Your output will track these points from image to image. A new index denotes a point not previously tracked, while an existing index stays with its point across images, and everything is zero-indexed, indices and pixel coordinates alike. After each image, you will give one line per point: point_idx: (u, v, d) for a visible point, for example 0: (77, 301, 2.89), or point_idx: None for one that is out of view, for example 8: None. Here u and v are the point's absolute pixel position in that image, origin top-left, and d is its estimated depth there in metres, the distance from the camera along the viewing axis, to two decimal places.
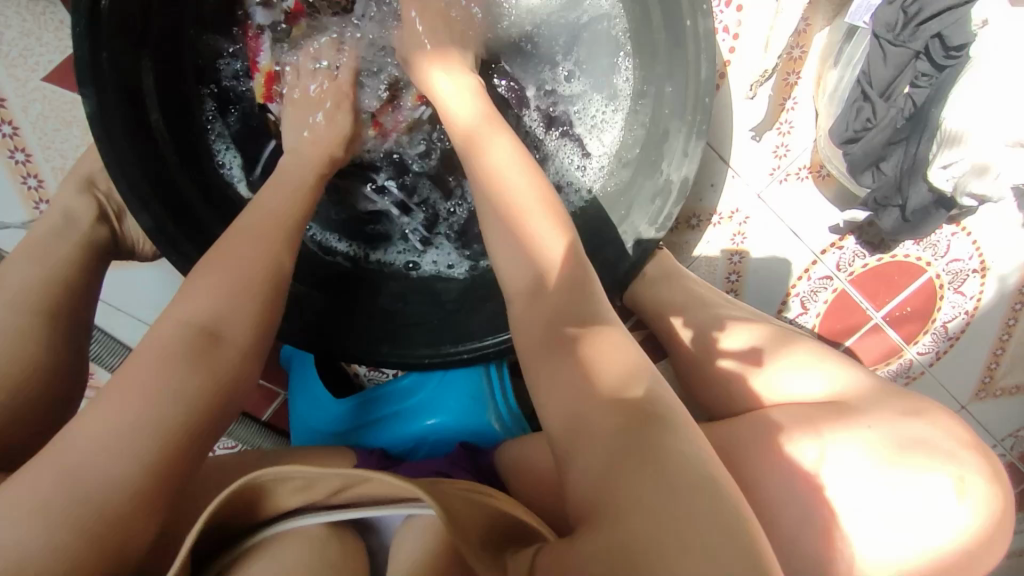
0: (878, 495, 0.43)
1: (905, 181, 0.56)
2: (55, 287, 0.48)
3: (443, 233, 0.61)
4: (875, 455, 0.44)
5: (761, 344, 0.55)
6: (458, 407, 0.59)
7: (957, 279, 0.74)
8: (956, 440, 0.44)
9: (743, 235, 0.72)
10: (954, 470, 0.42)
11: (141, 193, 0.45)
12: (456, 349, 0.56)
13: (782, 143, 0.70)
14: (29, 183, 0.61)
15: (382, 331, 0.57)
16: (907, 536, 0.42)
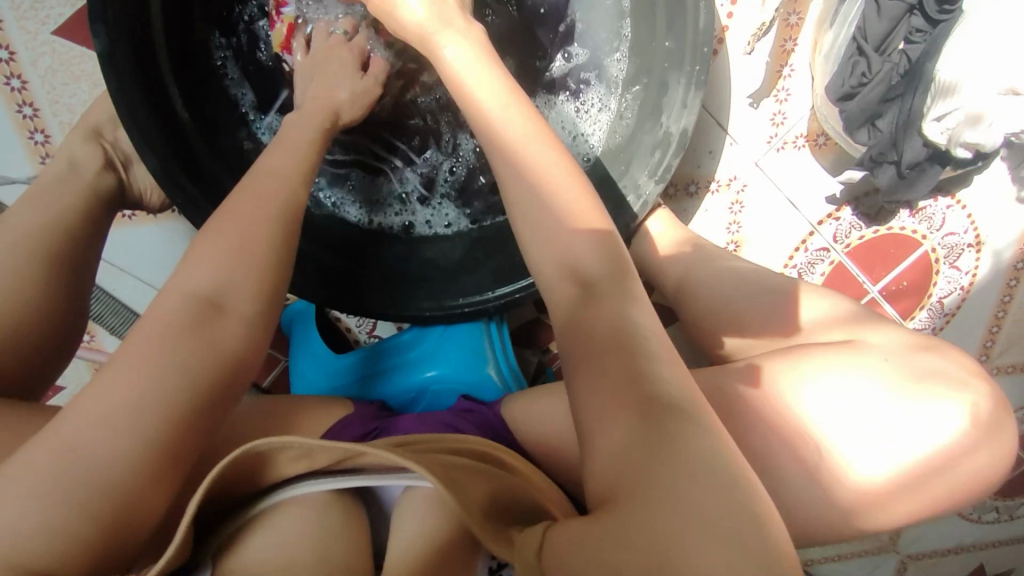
0: (874, 412, 0.41)
1: (900, 136, 0.57)
2: (57, 234, 0.54)
3: (443, 192, 0.65)
4: (874, 377, 0.42)
5: (747, 290, 0.57)
6: (459, 359, 0.63)
7: (952, 254, 0.82)
8: (964, 370, 0.42)
9: (741, 204, 0.75)
10: (961, 399, 0.41)
11: (151, 137, 0.49)
12: (457, 301, 0.60)
13: (779, 111, 0.71)
14: (36, 138, 0.63)
15: (389, 285, 0.61)
16: (897, 450, 0.40)
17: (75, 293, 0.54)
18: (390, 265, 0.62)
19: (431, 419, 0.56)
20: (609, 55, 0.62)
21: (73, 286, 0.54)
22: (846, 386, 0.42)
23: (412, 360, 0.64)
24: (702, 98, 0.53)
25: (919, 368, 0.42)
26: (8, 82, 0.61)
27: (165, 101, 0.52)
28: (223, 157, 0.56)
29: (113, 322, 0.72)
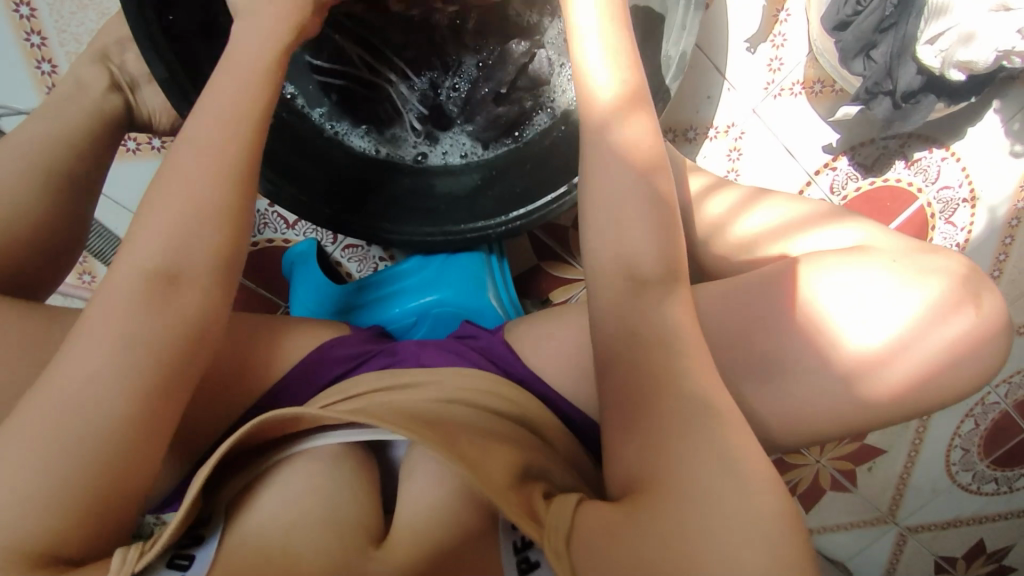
0: (866, 290, 0.41)
1: (895, 64, 0.58)
2: (64, 150, 0.54)
3: (448, 110, 0.66)
4: (868, 262, 0.42)
5: (742, 203, 0.54)
6: (458, 286, 0.63)
7: (947, 209, 0.83)
8: (952, 258, 0.42)
9: (739, 151, 0.76)
10: (938, 277, 0.41)
11: (157, 43, 0.50)
12: (460, 229, 0.61)
13: (776, 56, 0.72)
14: (43, 68, 0.64)
15: (392, 210, 0.62)
16: (885, 321, 0.40)
17: (81, 210, 0.55)
18: (398, 194, 0.63)
19: (429, 346, 0.57)
20: None
21: (79, 202, 0.55)
22: (843, 266, 0.43)
23: (410, 287, 0.65)
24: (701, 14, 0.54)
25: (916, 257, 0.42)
26: (17, 10, 0.62)
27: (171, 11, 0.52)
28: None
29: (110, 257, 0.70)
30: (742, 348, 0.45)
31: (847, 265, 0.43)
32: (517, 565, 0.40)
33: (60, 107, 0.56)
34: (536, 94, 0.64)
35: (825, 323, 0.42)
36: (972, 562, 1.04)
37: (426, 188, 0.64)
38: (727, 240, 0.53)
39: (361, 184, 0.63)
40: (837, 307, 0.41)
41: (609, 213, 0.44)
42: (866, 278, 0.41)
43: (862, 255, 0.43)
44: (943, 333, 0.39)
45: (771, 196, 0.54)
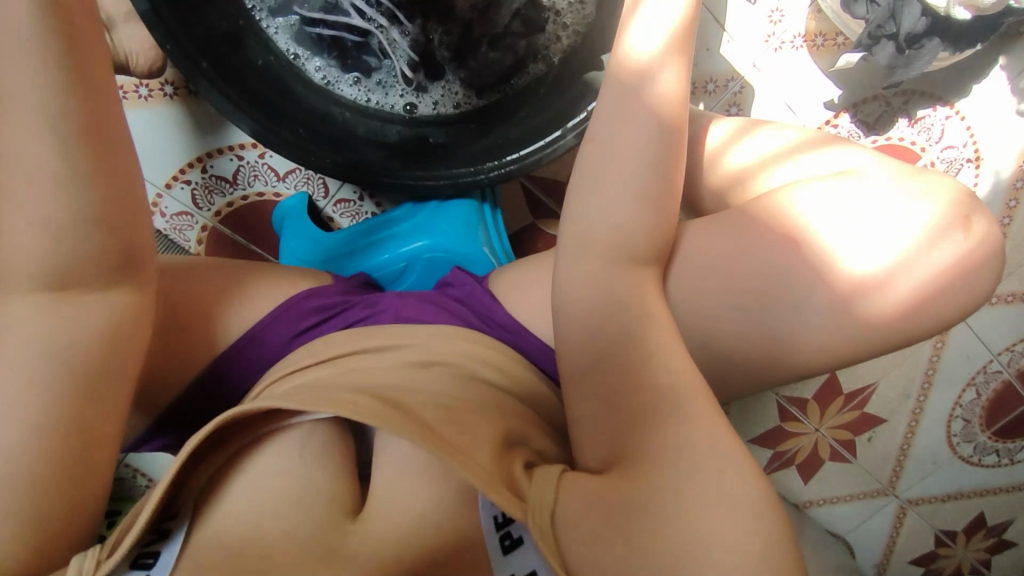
0: (871, 214, 0.41)
1: (899, 6, 0.56)
2: None
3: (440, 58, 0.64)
4: (876, 186, 0.43)
5: (746, 127, 0.53)
6: (450, 232, 0.62)
7: (951, 168, 0.81)
8: (954, 188, 0.43)
9: (739, 105, 0.75)
10: (943, 203, 0.42)
11: None
12: (448, 175, 0.60)
13: (777, 8, 0.71)
14: None
15: (380, 158, 0.61)
16: (887, 244, 0.41)
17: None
18: (389, 140, 0.63)
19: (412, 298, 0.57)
20: None
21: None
22: (848, 189, 0.43)
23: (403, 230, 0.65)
24: None
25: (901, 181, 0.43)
26: None
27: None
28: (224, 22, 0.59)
29: None
30: (726, 289, 0.44)
31: (855, 188, 0.43)
32: (500, 542, 0.41)
33: None
34: (530, 39, 0.62)
35: (825, 244, 0.42)
36: (972, 536, 1.03)
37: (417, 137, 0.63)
38: (715, 172, 0.52)
39: (350, 131, 0.62)
40: (834, 228, 0.42)
41: (618, 135, 0.42)
42: (866, 201, 0.42)
43: (860, 179, 0.44)
44: (935, 253, 0.41)
45: (774, 123, 0.53)
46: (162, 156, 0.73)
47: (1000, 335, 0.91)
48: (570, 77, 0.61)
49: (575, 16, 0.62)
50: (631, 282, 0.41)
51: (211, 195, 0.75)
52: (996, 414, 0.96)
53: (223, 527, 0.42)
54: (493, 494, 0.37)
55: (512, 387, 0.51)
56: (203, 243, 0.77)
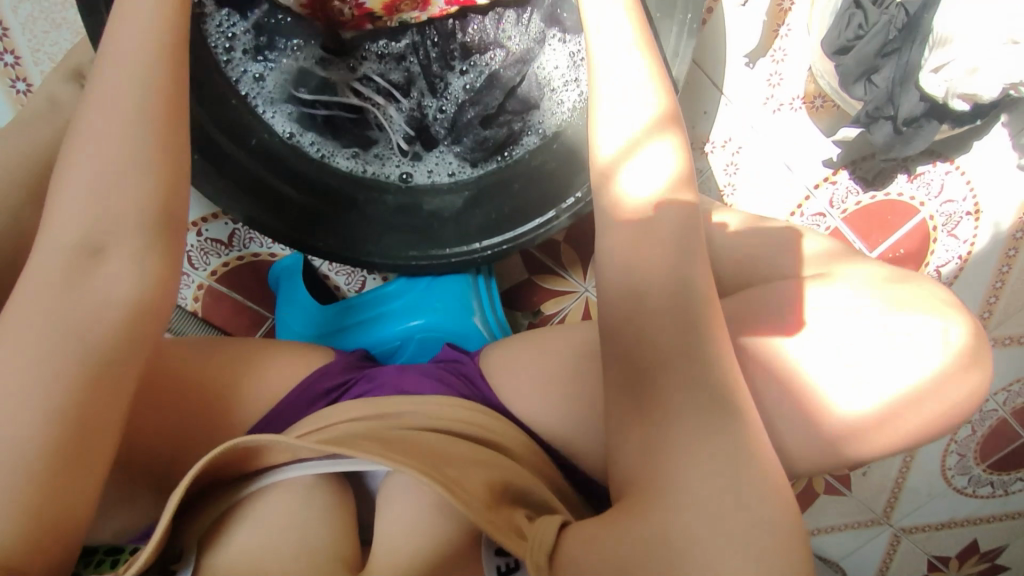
0: (862, 344, 0.39)
1: (897, 91, 0.56)
2: (41, 170, 0.50)
3: (436, 130, 0.63)
4: (867, 303, 0.40)
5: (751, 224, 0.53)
6: (445, 307, 0.61)
7: (950, 222, 0.81)
8: (941, 298, 0.40)
9: (737, 165, 0.75)
10: (936, 319, 0.39)
11: None
12: (443, 252, 0.60)
13: (776, 71, 0.70)
14: (18, 87, 0.62)
15: (372, 233, 0.61)
16: (883, 379, 0.38)
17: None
18: (384, 215, 0.62)
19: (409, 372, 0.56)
20: None
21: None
22: (833, 313, 0.40)
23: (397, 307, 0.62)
24: (692, 47, 0.52)
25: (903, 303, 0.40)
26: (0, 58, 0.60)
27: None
28: (214, 103, 0.57)
29: None
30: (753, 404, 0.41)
31: (842, 310, 0.40)
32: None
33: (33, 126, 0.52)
34: (528, 115, 0.62)
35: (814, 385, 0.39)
36: (966, 561, 1.03)
37: (414, 207, 0.63)
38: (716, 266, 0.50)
39: (346, 205, 0.62)
40: (824, 367, 0.39)
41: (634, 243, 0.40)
42: (855, 330, 0.39)
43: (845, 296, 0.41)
44: (935, 396, 0.38)
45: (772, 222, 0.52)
46: None
47: (1006, 369, 0.88)
48: (562, 154, 0.59)
49: (571, 93, 0.60)
50: (665, 398, 0.37)
51: (207, 256, 0.75)
52: (991, 445, 0.94)
53: (229, 562, 0.42)
54: (491, 530, 0.38)
55: (507, 444, 0.50)
56: (200, 300, 0.76)
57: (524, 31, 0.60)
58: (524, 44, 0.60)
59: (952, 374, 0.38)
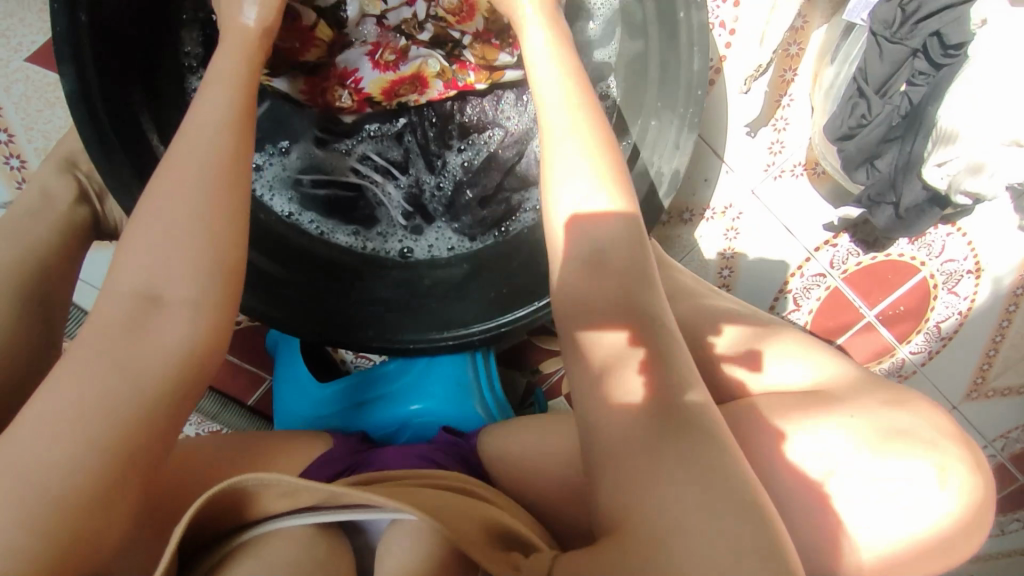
0: (867, 486, 0.37)
1: (900, 179, 0.55)
2: (33, 272, 0.49)
3: (433, 209, 0.63)
4: (863, 440, 0.38)
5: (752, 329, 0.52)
6: (445, 392, 0.61)
7: (951, 280, 0.81)
8: (940, 429, 0.39)
9: (736, 230, 0.74)
10: (936, 458, 0.37)
11: (123, 177, 0.46)
12: (442, 335, 0.57)
13: (777, 140, 0.69)
14: (12, 164, 0.61)
15: (369, 319, 0.58)
16: (893, 524, 0.36)
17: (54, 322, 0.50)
18: (382, 292, 0.60)
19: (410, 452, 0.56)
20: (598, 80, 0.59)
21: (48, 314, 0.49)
22: (838, 448, 0.39)
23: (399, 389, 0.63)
24: (694, 141, 0.52)
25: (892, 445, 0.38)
26: None
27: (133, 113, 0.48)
28: None
29: None
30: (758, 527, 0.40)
31: (843, 444, 0.39)
32: None
33: (26, 223, 0.51)
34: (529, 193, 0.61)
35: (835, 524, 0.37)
36: None
37: (416, 283, 0.61)
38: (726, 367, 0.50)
39: (347, 284, 0.60)
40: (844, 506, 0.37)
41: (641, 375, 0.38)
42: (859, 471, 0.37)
43: (846, 428, 0.39)
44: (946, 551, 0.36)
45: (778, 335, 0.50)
46: None
47: (995, 424, 0.92)
48: None
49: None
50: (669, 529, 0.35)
51: None
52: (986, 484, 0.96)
53: None
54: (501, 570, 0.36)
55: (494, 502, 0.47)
56: None
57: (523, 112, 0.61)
58: (522, 125, 0.61)
59: (957, 519, 0.36)
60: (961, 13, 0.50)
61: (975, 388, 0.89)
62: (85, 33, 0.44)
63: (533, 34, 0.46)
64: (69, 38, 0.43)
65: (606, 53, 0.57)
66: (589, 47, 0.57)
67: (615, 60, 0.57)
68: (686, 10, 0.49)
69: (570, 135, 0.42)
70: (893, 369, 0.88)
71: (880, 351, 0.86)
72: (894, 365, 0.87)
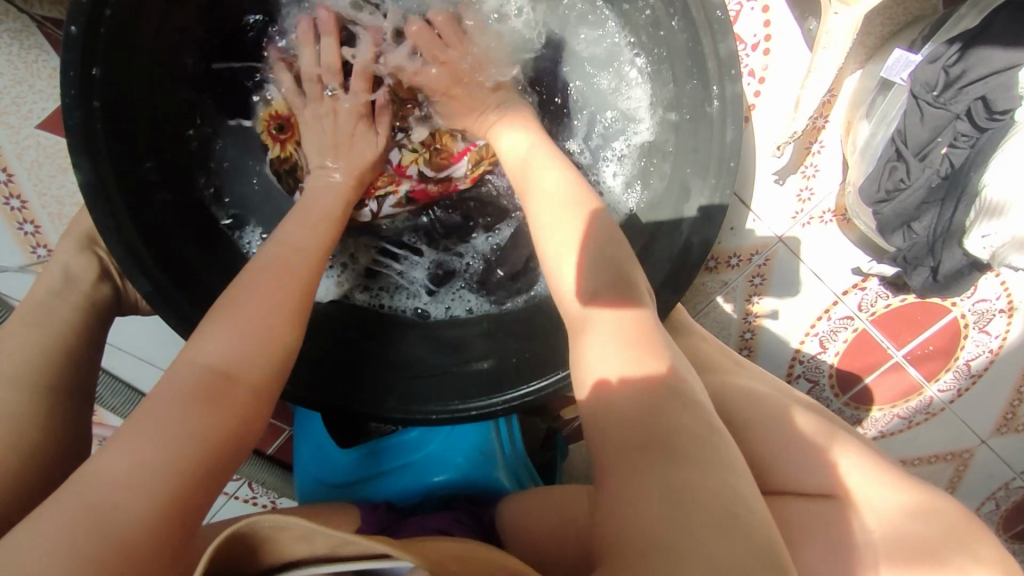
0: None
1: (939, 244, 0.53)
2: (56, 357, 0.49)
3: (463, 285, 0.62)
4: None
5: (791, 428, 0.51)
6: (468, 460, 0.63)
7: (982, 319, 0.76)
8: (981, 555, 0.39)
9: (762, 276, 0.72)
10: None
11: (138, 256, 0.45)
12: (464, 406, 0.53)
13: (806, 187, 0.67)
14: (26, 229, 0.60)
15: (392, 385, 0.55)
16: None
17: (84, 409, 0.50)
18: (404, 357, 0.58)
19: (428, 524, 0.55)
20: (626, 144, 0.58)
21: (77, 399, 0.49)
22: None
23: (422, 459, 0.64)
24: (726, 209, 0.49)
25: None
26: (8, 203, 0.59)
27: (149, 186, 0.48)
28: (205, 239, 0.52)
29: (114, 403, 0.70)
30: None
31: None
32: None
33: (46, 305, 0.51)
34: None
35: None
36: None
37: (439, 339, 0.60)
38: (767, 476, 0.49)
39: (365, 347, 0.58)
40: None
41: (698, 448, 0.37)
42: None
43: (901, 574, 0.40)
44: None
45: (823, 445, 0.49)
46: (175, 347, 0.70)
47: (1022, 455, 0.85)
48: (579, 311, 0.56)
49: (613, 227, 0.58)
50: None
51: None
52: (1012, 518, 0.91)
53: None
54: None
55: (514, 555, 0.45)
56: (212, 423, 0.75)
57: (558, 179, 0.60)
58: None
59: None
60: (1008, 79, 0.47)
61: (1004, 423, 0.83)
62: (97, 118, 0.43)
63: (506, 128, 0.53)
64: (82, 128, 0.42)
65: (618, 124, 0.58)
66: (610, 113, 0.58)
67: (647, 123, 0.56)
68: (720, 83, 0.47)
69: (550, 214, 0.45)
70: (919, 407, 0.83)
71: (907, 390, 0.82)
72: (920, 403, 0.83)
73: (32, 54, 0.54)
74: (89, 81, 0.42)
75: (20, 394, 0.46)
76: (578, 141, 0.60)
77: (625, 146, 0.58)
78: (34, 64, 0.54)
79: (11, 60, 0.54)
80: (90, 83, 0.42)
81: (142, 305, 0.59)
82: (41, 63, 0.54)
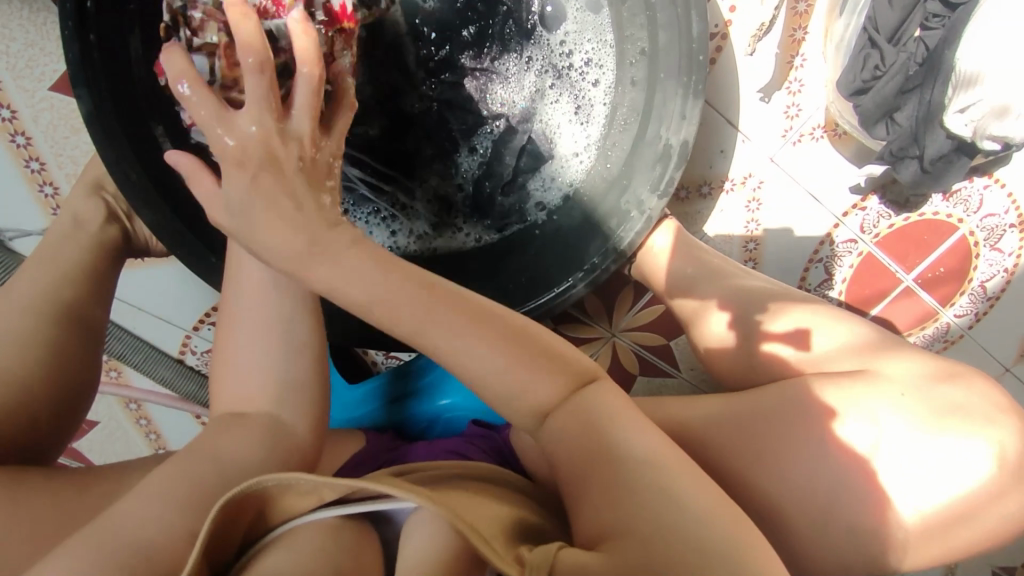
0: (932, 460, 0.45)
1: (922, 130, 0.53)
2: (68, 290, 0.52)
3: (456, 210, 0.62)
4: (921, 422, 0.47)
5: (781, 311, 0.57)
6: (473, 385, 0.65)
7: (992, 236, 0.74)
8: (988, 404, 0.47)
9: (758, 201, 0.71)
10: (988, 434, 0.46)
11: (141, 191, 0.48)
12: None
13: (793, 103, 0.67)
14: (45, 191, 0.64)
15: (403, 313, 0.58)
16: (946, 487, 0.45)
17: (96, 340, 0.53)
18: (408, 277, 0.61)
19: (439, 446, 0.57)
20: (589, 48, 0.59)
21: (89, 330, 0.52)
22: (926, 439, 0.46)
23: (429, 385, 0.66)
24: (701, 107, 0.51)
25: (942, 397, 0.48)
26: (28, 164, 0.63)
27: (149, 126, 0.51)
28: None
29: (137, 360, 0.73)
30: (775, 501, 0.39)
31: (903, 425, 0.47)
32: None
33: (58, 244, 0.54)
34: (539, 177, 0.61)
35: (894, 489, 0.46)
36: None
37: (440, 262, 0.62)
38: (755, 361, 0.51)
39: None
40: (922, 475, 0.45)
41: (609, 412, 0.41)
42: (940, 452, 0.45)
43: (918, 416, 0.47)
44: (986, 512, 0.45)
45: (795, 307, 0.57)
46: (190, 304, 0.73)
47: None
48: (572, 231, 0.59)
49: (587, 133, 0.60)
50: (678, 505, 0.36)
51: None
52: None
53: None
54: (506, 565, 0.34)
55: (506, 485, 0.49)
56: None
57: (524, 90, 0.60)
58: (520, 103, 0.60)
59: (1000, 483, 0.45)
60: None
61: None
62: (94, 50, 0.46)
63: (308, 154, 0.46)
64: (81, 59, 0.45)
65: (584, 44, 0.59)
66: (565, 19, 0.58)
67: (609, 25, 0.57)
68: None
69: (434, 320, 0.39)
70: (936, 334, 0.78)
71: (922, 317, 0.78)
72: (938, 329, 0.78)
73: (41, 16, 0.58)
74: (83, 14, 0.45)
75: (37, 319, 0.49)
76: (539, 50, 0.59)
77: (585, 47, 0.59)
78: (43, 25, 0.59)
79: (24, 23, 0.58)
80: (83, 13, 0.45)
81: (152, 250, 0.62)
82: (49, 24, 0.59)
